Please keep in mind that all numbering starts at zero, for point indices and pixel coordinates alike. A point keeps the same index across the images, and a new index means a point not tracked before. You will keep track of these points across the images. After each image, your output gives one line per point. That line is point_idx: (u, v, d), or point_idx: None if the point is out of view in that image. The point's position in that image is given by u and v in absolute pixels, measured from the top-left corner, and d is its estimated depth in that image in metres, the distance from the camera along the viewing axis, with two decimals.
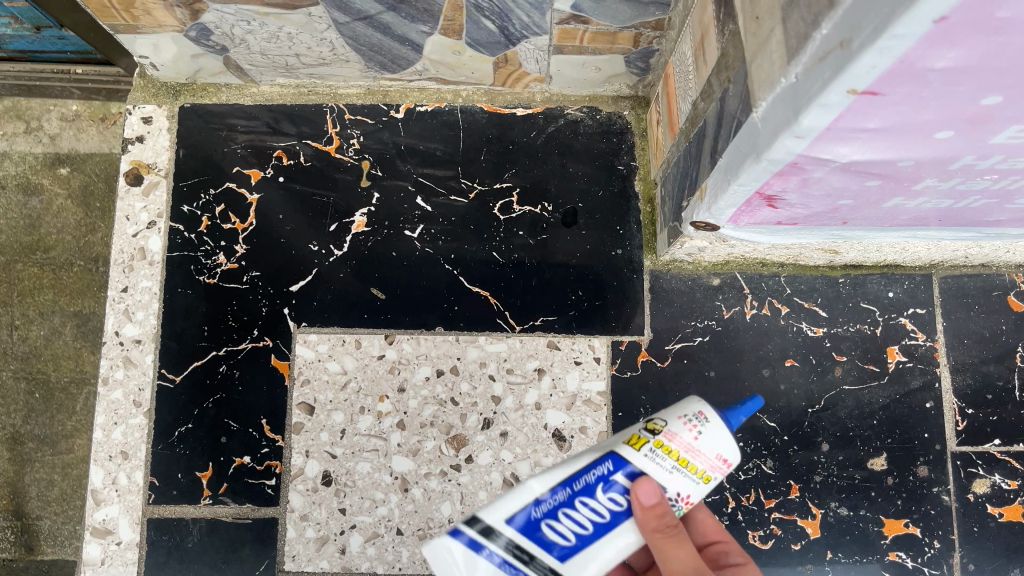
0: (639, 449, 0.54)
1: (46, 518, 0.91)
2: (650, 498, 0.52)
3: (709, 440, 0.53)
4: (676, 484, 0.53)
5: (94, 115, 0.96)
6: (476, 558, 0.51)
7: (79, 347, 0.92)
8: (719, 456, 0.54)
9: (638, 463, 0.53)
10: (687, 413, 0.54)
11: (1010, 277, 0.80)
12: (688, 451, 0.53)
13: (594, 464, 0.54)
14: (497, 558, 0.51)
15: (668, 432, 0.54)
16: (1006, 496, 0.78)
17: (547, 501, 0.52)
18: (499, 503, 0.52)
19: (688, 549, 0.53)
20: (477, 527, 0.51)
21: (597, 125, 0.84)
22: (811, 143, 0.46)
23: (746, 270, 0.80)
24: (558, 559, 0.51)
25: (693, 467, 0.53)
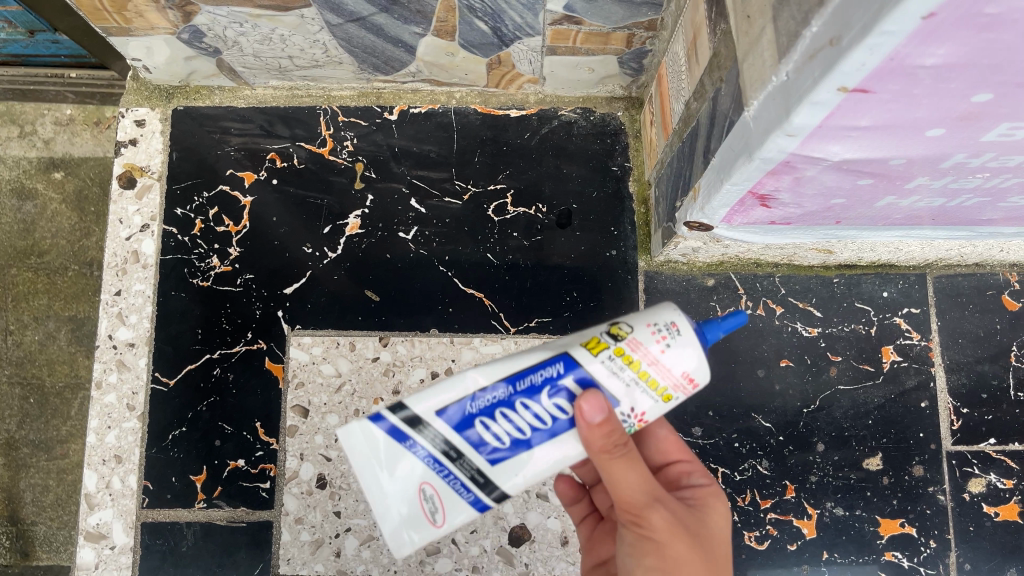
0: (597, 355, 0.51)
1: (40, 523, 0.85)
2: (597, 416, 0.49)
3: (675, 357, 0.51)
4: (631, 399, 0.51)
5: (88, 120, 0.91)
6: (399, 448, 0.52)
7: (73, 352, 0.86)
8: (685, 376, 0.51)
9: (595, 371, 0.51)
10: (657, 321, 0.51)
11: (1003, 277, 0.80)
12: (651, 364, 0.51)
13: (546, 364, 0.52)
14: (422, 451, 0.51)
15: (633, 341, 0.51)
16: (1001, 495, 0.77)
17: (485, 397, 0.51)
18: (432, 393, 0.52)
19: (641, 471, 0.51)
20: (402, 417, 0.52)
21: (591, 126, 0.84)
22: (803, 141, 0.46)
23: (741, 271, 0.80)
24: (486, 461, 0.51)
25: (652, 384, 0.51)
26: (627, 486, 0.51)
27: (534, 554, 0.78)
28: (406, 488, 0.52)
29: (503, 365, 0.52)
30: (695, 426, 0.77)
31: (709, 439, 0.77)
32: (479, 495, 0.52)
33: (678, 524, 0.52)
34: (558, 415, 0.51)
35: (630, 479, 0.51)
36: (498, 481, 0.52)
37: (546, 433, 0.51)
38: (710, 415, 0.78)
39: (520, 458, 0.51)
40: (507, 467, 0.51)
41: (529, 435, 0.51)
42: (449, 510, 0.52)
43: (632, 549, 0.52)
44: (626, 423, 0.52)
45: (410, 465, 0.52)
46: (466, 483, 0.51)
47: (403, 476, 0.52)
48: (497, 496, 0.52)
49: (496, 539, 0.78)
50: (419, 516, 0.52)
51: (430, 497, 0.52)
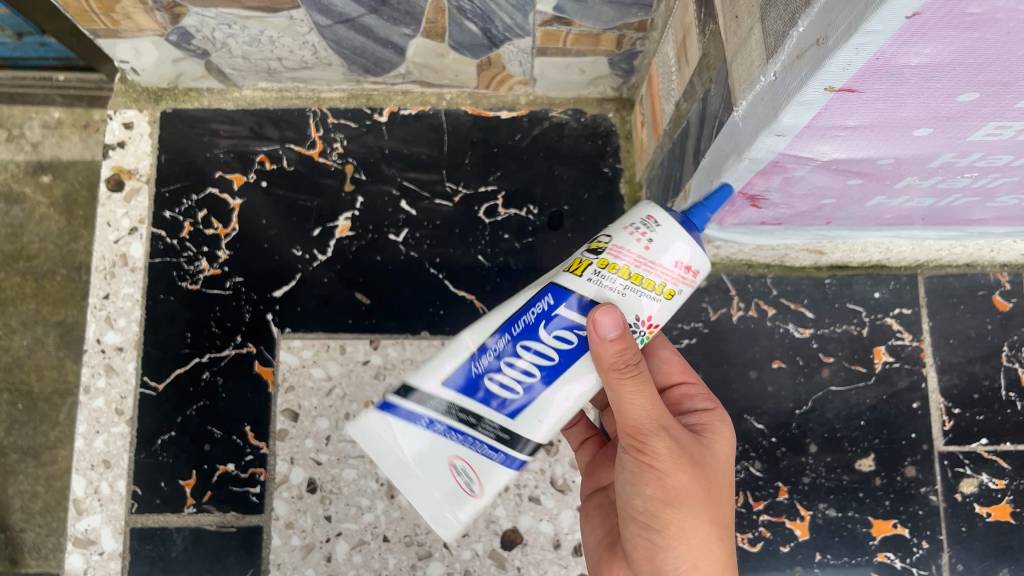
0: (582, 276, 0.52)
1: (29, 530, 0.81)
2: (612, 330, 0.49)
3: (660, 249, 0.51)
4: (636, 308, 0.51)
5: (76, 123, 0.87)
6: (414, 427, 0.54)
7: (62, 357, 0.83)
8: (678, 266, 0.51)
9: (582, 290, 0.51)
10: (632, 221, 0.52)
11: (995, 277, 0.80)
12: (639, 266, 0.51)
13: (537, 300, 0.52)
14: (437, 424, 0.53)
15: (614, 249, 0.51)
16: (994, 496, 0.77)
17: (486, 353, 0.53)
18: (435, 367, 0.54)
19: (648, 392, 0.52)
20: (416, 403, 0.54)
21: (582, 128, 0.84)
22: (792, 141, 0.46)
23: (732, 272, 0.80)
24: (506, 416, 0.53)
25: (648, 284, 0.51)
26: (635, 411, 0.52)
27: (526, 557, 0.77)
28: (432, 465, 0.54)
29: (497, 317, 0.54)
30: None
31: None
32: (509, 451, 0.54)
33: (682, 451, 0.54)
34: (563, 345, 0.52)
35: (640, 402, 0.52)
36: (520, 429, 0.53)
37: (557, 365, 0.52)
38: None
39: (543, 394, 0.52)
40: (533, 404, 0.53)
41: (542, 371, 0.52)
42: (484, 476, 0.54)
43: (634, 474, 0.55)
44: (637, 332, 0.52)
45: (427, 441, 0.53)
46: (493, 444, 0.53)
47: (426, 454, 0.54)
48: (529, 450, 0.54)
49: (488, 543, 0.77)
50: (456, 488, 0.54)
51: (462, 469, 0.54)
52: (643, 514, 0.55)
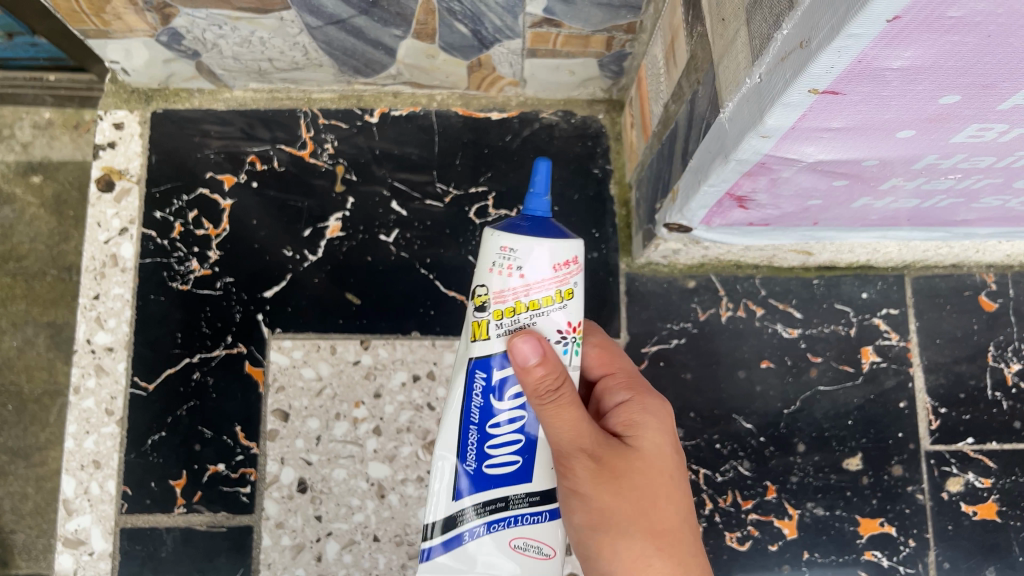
0: (489, 337, 0.54)
1: (19, 531, 0.80)
2: (531, 356, 0.51)
3: (539, 263, 0.52)
4: (551, 326, 0.53)
5: (67, 123, 0.86)
6: (462, 550, 0.55)
7: (52, 358, 0.82)
8: (561, 267, 0.53)
9: (494, 345, 0.54)
10: (494, 263, 0.53)
11: (981, 277, 0.80)
12: (528, 291, 0.52)
13: (470, 383, 0.55)
14: (479, 528, 0.55)
15: (497, 295, 0.53)
16: (979, 494, 0.78)
17: (469, 451, 0.55)
18: (436, 499, 0.56)
19: (567, 417, 0.53)
20: (447, 531, 0.55)
21: (572, 129, 0.84)
22: (777, 142, 0.46)
23: (721, 273, 0.80)
24: (525, 482, 0.55)
25: (547, 300, 0.53)
26: (557, 440, 0.54)
27: None
28: (496, 557, 0.55)
29: (450, 419, 0.56)
30: (677, 428, 0.78)
31: (691, 440, 0.78)
32: (547, 507, 0.56)
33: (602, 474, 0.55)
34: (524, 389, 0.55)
35: (558, 434, 0.53)
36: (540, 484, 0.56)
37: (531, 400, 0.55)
38: (691, 416, 0.78)
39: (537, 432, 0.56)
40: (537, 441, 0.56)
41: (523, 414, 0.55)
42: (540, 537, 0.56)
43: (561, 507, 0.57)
44: (569, 346, 0.54)
45: (482, 547, 0.55)
46: (529, 509, 0.56)
47: (483, 556, 0.55)
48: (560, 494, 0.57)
49: None
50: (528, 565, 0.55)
51: (524, 545, 0.55)
52: (579, 542, 0.58)
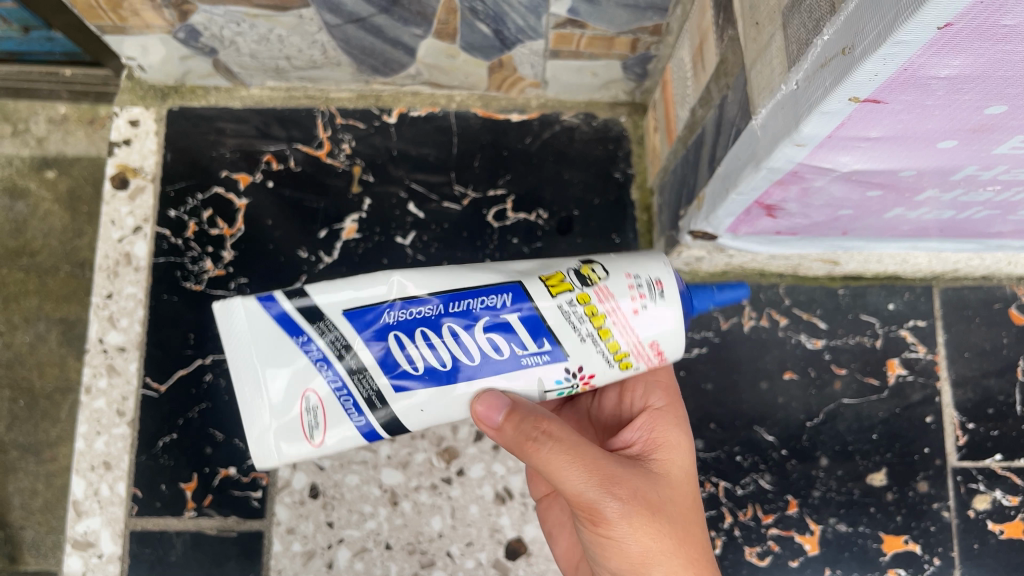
0: (557, 293, 0.51)
1: (28, 527, 0.79)
2: (496, 415, 0.50)
3: (643, 321, 0.51)
4: (584, 355, 0.51)
5: (82, 118, 0.86)
6: (285, 336, 0.51)
7: (64, 355, 0.81)
8: (636, 291, 0.51)
9: (550, 313, 0.51)
10: (638, 278, 0.52)
11: (1011, 290, 0.78)
12: (614, 319, 0.51)
13: (494, 292, 0.51)
14: (316, 352, 0.51)
15: (601, 290, 0.52)
16: (1007, 513, 0.76)
17: (415, 310, 0.51)
18: (343, 290, 0.52)
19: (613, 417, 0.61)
20: (296, 305, 0.51)
21: (593, 132, 0.82)
22: (811, 151, 0.44)
23: (745, 281, 0.79)
24: (390, 384, 0.51)
25: (614, 344, 0.51)
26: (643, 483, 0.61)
27: (531, 568, 0.75)
28: (288, 391, 0.51)
29: (442, 279, 0.52)
30: (697, 439, 0.76)
31: (711, 452, 0.76)
32: (351, 387, 0.51)
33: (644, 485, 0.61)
34: (513, 343, 0.51)
35: (575, 481, 0.52)
36: (322, 303, 0.51)
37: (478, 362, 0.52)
38: (711, 427, 0.77)
39: (429, 394, 0.51)
40: (402, 395, 0.51)
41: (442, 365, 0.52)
42: (331, 424, 0.51)
43: None
44: (567, 383, 0.52)
45: (302, 365, 0.51)
46: (358, 402, 0.51)
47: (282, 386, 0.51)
48: (387, 429, 0.52)
49: (492, 552, 0.76)
50: (296, 426, 0.51)
51: (313, 408, 0.51)
52: None
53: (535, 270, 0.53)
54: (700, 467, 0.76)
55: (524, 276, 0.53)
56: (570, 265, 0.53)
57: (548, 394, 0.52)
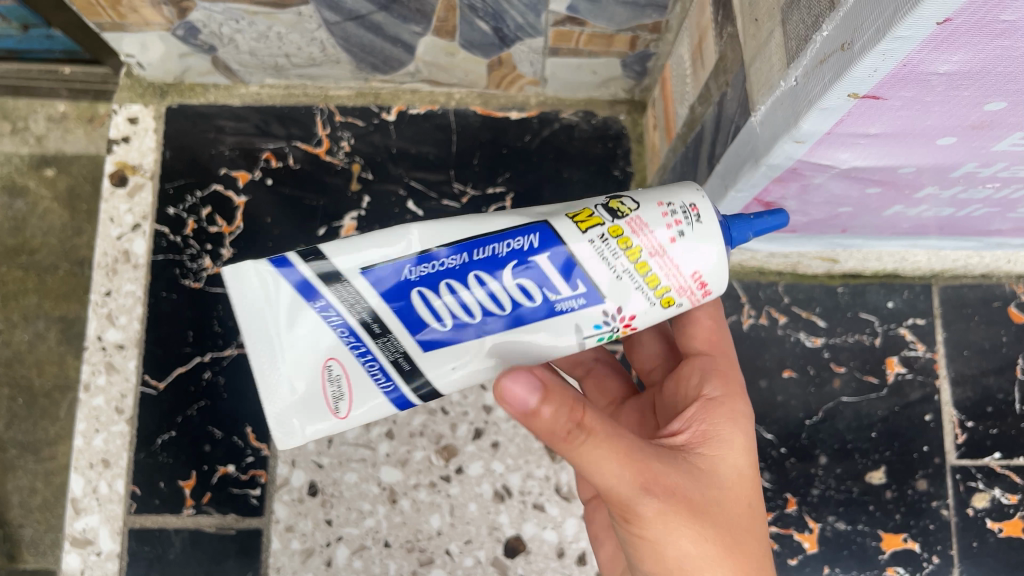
0: (584, 230, 0.47)
1: (27, 526, 0.79)
2: (528, 397, 0.46)
3: (683, 253, 0.46)
4: (622, 296, 0.46)
5: (82, 116, 0.86)
6: (302, 303, 0.47)
7: (63, 354, 0.81)
8: (671, 218, 0.46)
9: (579, 251, 0.46)
10: (672, 204, 0.47)
11: (1010, 288, 0.78)
12: (652, 253, 0.46)
13: (519, 235, 0.47)
14: (337, 319, 0.46)
15: (634, 222, 0.46)
16: (1006, 511, 0.76)
17: (436, 261, 0.46)
18: (364, 248, 0.47)
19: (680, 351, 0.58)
20: (315, 269, 0.47)
21: (592, 130, 0.82)
22: (810, 148, 0.44)
23: (744, 279, 0.79)
24: (418, 346, 0.47)
25: (653, 278, 0.46)
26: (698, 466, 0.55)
27: (529, 566, 0.75)
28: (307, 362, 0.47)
29: (463, 227, 0.47)
30: None
31: None
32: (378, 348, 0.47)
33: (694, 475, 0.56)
34: (541, 290, 0.46)
35: (608, 481, 0.46)
36: (341, 262, 0.47)
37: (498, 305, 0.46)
38: None
39: (463, 351, 0.47)
40: (431, 355, 0.47)
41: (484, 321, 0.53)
42: (358, 397, 0.48)
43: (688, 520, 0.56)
44: (607, 327, 0.47)
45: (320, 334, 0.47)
46: (387, 368, 0.47)
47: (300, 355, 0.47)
48: (422, 394, 0.48)
49: (491, 550, 0.76)
50: (319, 399, 0.47)
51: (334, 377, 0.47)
52: None
53: (561, 209, 0.48)
54: None
55: (551, 216, 0.48)
56: (598, 200, 0.49)
57: (588, 340, 0.48)
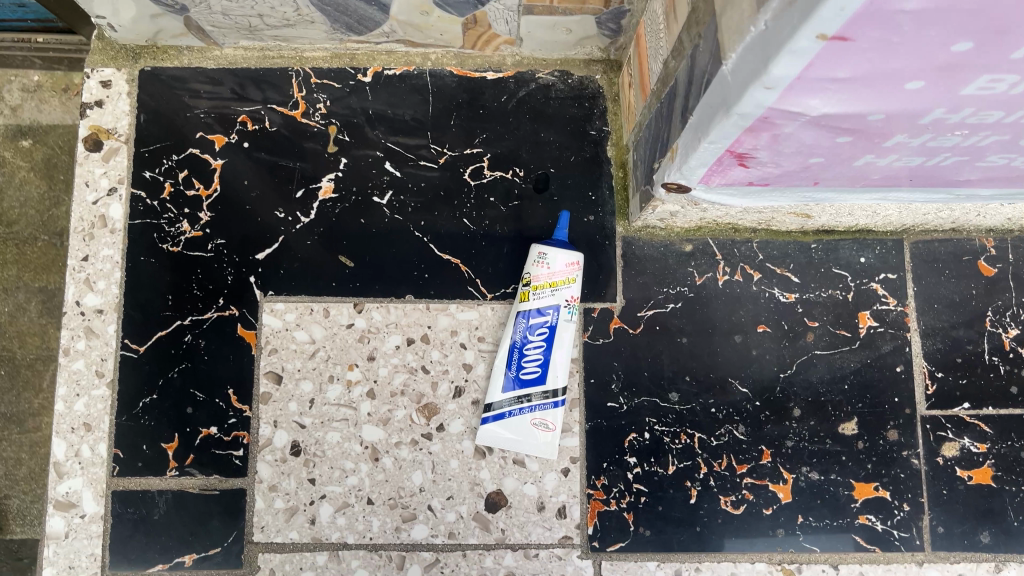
0: None
1: (14, 497, 0.86)
2: None
3: None
4: None
5: (56, 86, 0.87)
6: None
7: (44, 324, 0.87)
8: None
9: None
10: None
11: (980, 242, 0.80)
12: None
13: None
14: None
15: None
16: (975, 459, 0.78)
17: None
18: None
19: None
20: None
21: (568, 90, 0.82)
22: (781, 95, 0.44)
23: (718, 236, 0.80)
24: None
25: None
26: None
27: (511, 520, 0.77)
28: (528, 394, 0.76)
29: None
30: (672, 392, 0.78)
31: (686, 404, 0.78)
32: None
33: None
34: None
35: None
36: None
37: (541, 349, 0.75)
38: (686, 380, 0.78)
39: None
40: None
41: (543, 355, 0.75)
42: None
43: None
44: None
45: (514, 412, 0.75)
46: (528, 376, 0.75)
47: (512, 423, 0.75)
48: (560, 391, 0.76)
49: (473, 505, 0.77)
50: None
51: (542, 425, 0.75)
52: None
53: None
54: (675, 419, 0.77)
55: None
56: None
57: None
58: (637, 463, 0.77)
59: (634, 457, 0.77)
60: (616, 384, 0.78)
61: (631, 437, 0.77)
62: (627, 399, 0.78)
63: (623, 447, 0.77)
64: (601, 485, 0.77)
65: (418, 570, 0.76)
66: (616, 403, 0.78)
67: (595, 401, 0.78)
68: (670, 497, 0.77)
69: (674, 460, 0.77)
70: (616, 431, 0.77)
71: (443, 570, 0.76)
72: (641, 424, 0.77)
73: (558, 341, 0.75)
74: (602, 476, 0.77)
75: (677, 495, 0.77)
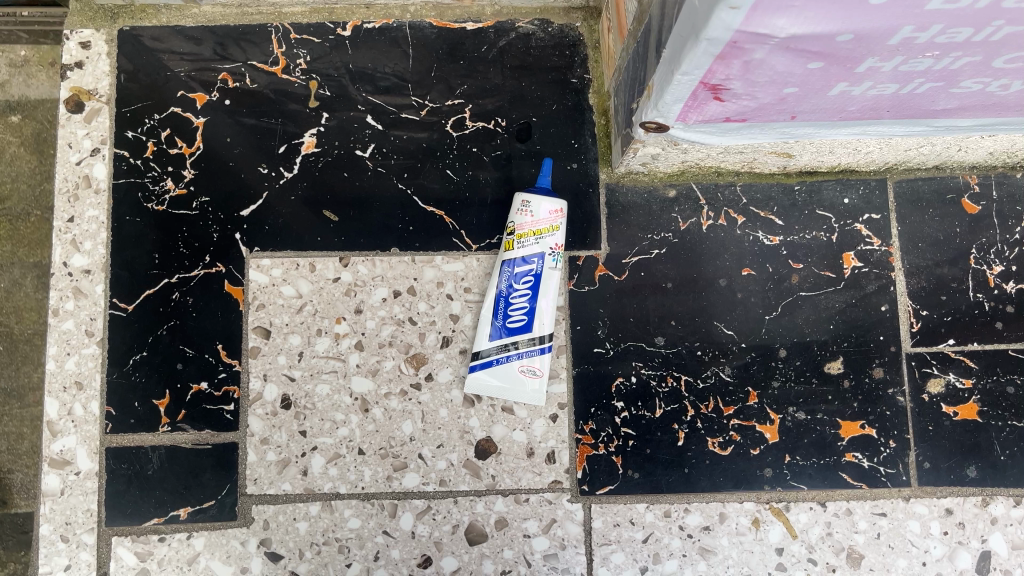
0: None
1: (16, 471, 0.80)
2: None
3: None
4: None
5: (44, 60, 0.82)
6: None
7: (41, 300, 0.80)
8: None
9: None
10: None
11: (964, 180, 0.80)
12: None
13: None
14: None
15: None
16: (960, 395, 0.78)
17: None
18: None
19: None
20: None
21: (549, 38, 0.82)
22: (747, 15, 0.44)
23: (702, 181, 0.80)
24: None
25: None
26: None
27: (501, 466, 0.78)
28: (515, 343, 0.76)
29: None
30: (658, 336, 0.78)
31: (672, 348, 0.78)
32: None
33: None
34: None
35: None
36: None
37: (527, 297, 0.75)
38: (672, 325, 0.79)
39: None
40: None
41: (529, 303, 0.75)
42: None
43: None
44: None
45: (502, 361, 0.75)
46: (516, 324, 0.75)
47: (500, 371, 0.76)
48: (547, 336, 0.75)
49: (462, 453, 0.78)
50: None
51: (530, 371, 0.75)
52: None
53: None
54: (661, 363, 0.78)
55: None
56: None
57: None
58: (624, 407, 0.78)
59: (621, 401, 0.78)
60: (602, 330, 0.78)
61: (617, 381, 0.78)
62: (613, 345, 0.78)
63: (609, 392, 0.78)
64: (589, 429, 0.78)
65: (410, 518, 0.77)
66: (602, 349, 0.78)
67: (582, 348, 0.78)
68: (658, 440, 0.78)
69: (661, 403, 0.78)
70: (603, 377, 0.78)
71: (435, 516, 0.77)
72: (628, 368, 0.78)
73: (543, 290, 0.75)
74: (590, 421, 0.78)
75: (665, 438, 0.78)
